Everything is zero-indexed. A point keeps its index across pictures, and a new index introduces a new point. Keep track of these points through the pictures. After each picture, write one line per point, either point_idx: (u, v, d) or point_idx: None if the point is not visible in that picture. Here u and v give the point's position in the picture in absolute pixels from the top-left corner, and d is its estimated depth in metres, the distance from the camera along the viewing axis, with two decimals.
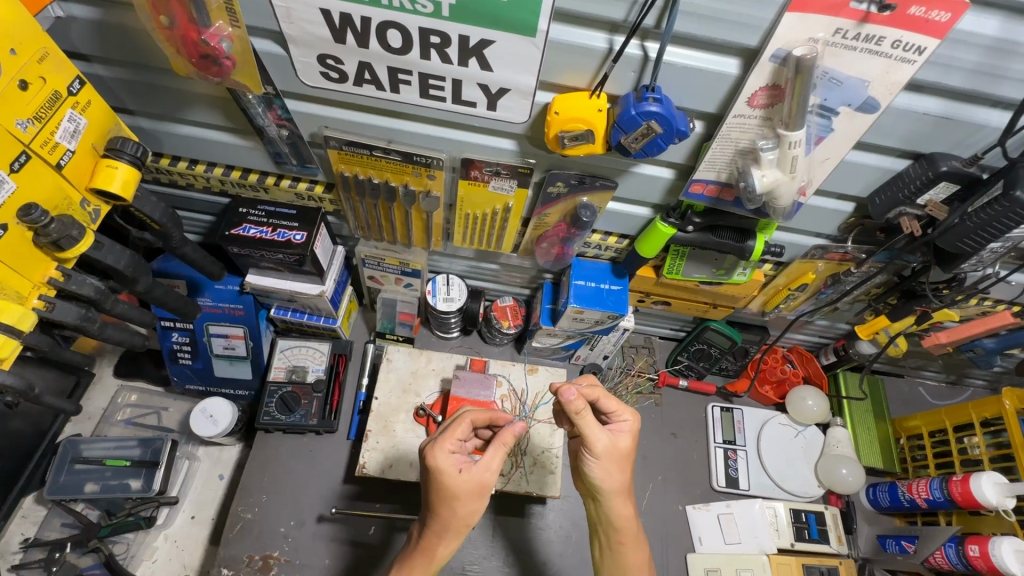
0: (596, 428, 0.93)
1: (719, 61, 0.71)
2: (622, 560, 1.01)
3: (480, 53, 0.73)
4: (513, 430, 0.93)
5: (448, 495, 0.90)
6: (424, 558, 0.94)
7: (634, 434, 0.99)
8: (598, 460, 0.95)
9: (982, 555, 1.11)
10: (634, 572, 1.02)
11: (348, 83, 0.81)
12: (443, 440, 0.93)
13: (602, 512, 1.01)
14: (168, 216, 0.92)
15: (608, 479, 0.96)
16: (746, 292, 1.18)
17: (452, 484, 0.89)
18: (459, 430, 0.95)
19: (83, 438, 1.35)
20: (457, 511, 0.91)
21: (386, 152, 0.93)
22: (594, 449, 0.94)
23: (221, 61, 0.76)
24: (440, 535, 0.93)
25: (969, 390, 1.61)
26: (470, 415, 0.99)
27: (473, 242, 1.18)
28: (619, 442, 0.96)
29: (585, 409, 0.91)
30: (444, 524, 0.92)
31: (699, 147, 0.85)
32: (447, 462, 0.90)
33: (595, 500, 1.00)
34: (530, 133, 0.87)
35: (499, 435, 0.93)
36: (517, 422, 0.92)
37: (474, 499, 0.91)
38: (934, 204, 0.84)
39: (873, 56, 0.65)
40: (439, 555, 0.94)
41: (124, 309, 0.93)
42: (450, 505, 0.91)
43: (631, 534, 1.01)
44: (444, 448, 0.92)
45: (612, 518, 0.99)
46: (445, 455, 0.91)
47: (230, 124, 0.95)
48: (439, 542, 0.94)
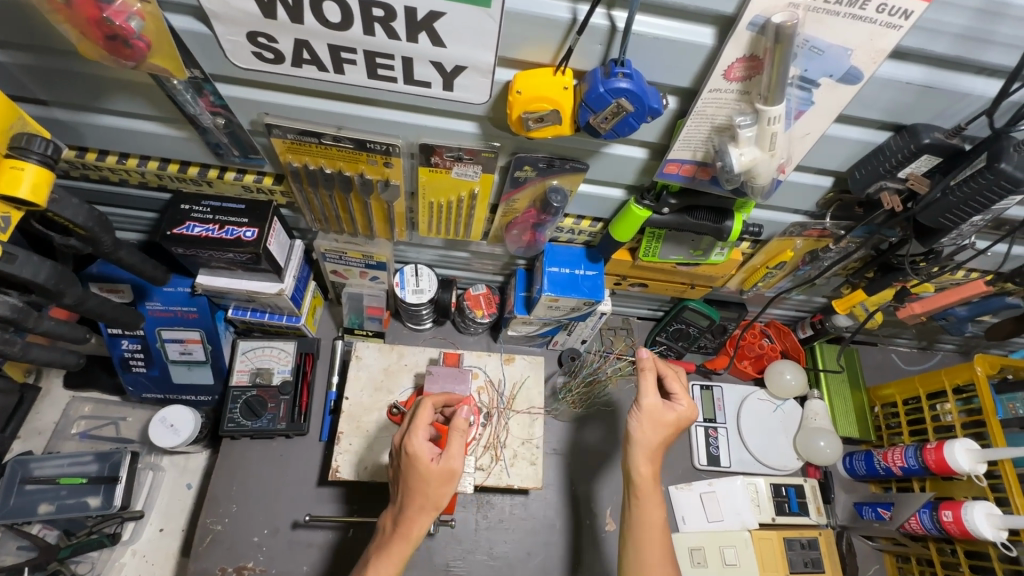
0: (651, 387, 1.00)
1: (693, 31, 0.65)
2: (642, 516, 0.98)
3: (431, 27, 0.66)
4: (465, 416, 0.94)
5: (419, 479, 0.91)
6: (400, 541, 0.93)
7: (684, 414, 1.01)
8: (639, 416, 1.00)
9: (955, 519, 1.14)
10: (645, 534, 0.98)
11: (285, 64, 0.73)
12: (417, 426, 0.94)
13: (628, 464, 1.01)
14: (94, 219, 0.83)
15: (642, 435, 0.99)
16: (724, 272, 1.15)
17: (424, 471, 0.91)
18: (426, 414, 0.96)
19: (33, 457, 1.27)
20: (428, 494, 0.92)
21: (337, 139, 0.85)
22: (640, 404, 0.99)
23: (132, 42, 0.66)
24: (413, 513, 0.93)
25: (940, 355, 1.64)
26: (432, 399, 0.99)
27: (440, 231, 1.11)
28: (666, 412, 1.00)
29: (650, 368, 1.00)
30: (416, 506, 0.92)
31: (673, 124, 0.79)
32: (422, 448, 0.91)
33: (626, 454, 1.02)
34: (492, 114, 0.80)
35: (456, 422, 0.93)
36: (461, 404, 0.93)
37: (443, 485, 0.92)
38: (916, 177, 0.80)
39: (857, 22, 0.60)
40: (415, 535, 0.93)
41: (52, 325, 0.85)
42: (421, 488, 0.91)
43: (649, 483, 0.99)
44: (419, 436, 0.92)
45: (633, 467, 0.99)
46: (419, 442, 0.92)
47: (159, 114, 0.85)
48: (415, 521, 0.93)
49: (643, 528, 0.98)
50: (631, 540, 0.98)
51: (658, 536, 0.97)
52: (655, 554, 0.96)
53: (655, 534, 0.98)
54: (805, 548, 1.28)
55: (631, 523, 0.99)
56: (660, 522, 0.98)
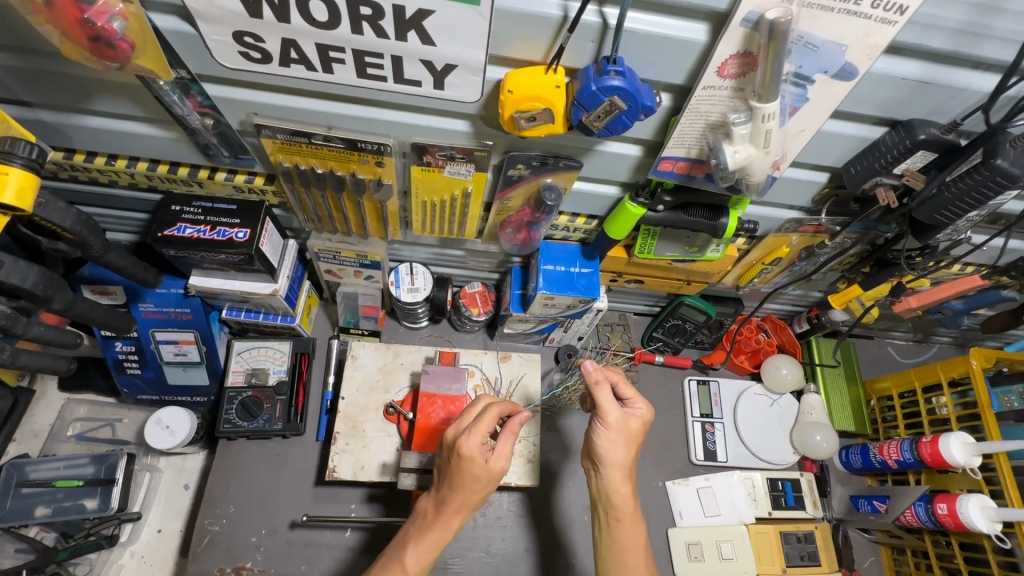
0: (611, 400, 0.96)
1: (687, 27, 0.64)
2: (620, 539, 0.97)
3: (420, 26, 0.65)
4: (521, 420, 0.93)
5: (470, 480, 0.89)
6: (438, 531, 0.92)
7: (645, 419, 0.99)
8: (607, 432, 0.95)
9: (950, 512, 1.15)
10: (631, 556, 0.97)
11: (273, 63, 0.72)
12: (476, 427, 0.90)
13: (602, 485, 0.98)
14: (82, 223, 0.82)
15: (611, 451, 0.96)
16: (720, 268, 1.15)
17: (477, 473, 0.89)
18: (487, 416, 0.93)
19: (29, 460, 1.26)
20: (475, 493, 0.91)
21: (327, 139, 0.84)
22: (605, 420, 0.95)
23: (116, 44, 0.65)
24: (456, 508, 0.92)
25: (935, 347, 1.65)
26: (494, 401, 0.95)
27: (434, 230, 1.10)
28: (630, 421, 0.97)
29: (604, 382, 0.96)
30: (461, 503, 0.91)
31: (667, 121, 0.78)
32: (478, 450, 0.89)
33: (596, 473, 0.99)
34: (484, 113, 0.79)
35: (511, 424, 0.92)
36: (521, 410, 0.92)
37: (488, 486, 0.91)
38: (911, 173, 0.79)
39: (851, 18, 0.59)
40: (452, 528, 0.93)
41: (42, 330, 0.84)
42: (470, 488, 0.90)
43: (627, 508, 0.97)
44: (477, 436, 0.90)
45: (607, 489, 0.97)
46: (477, 442, 0.89)
47: (146, 114, 0.84)
48: (454, 515, 0.92)
49: (622, 550, 0.97)
50: (610, 563, 0.97)
51: (638, 559, 0.97)
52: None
53: (637, 554, 0.97)
54: (801, 542, 1.30)
55: (610, 546, 0.98)
56: (639, 545, 0.97)
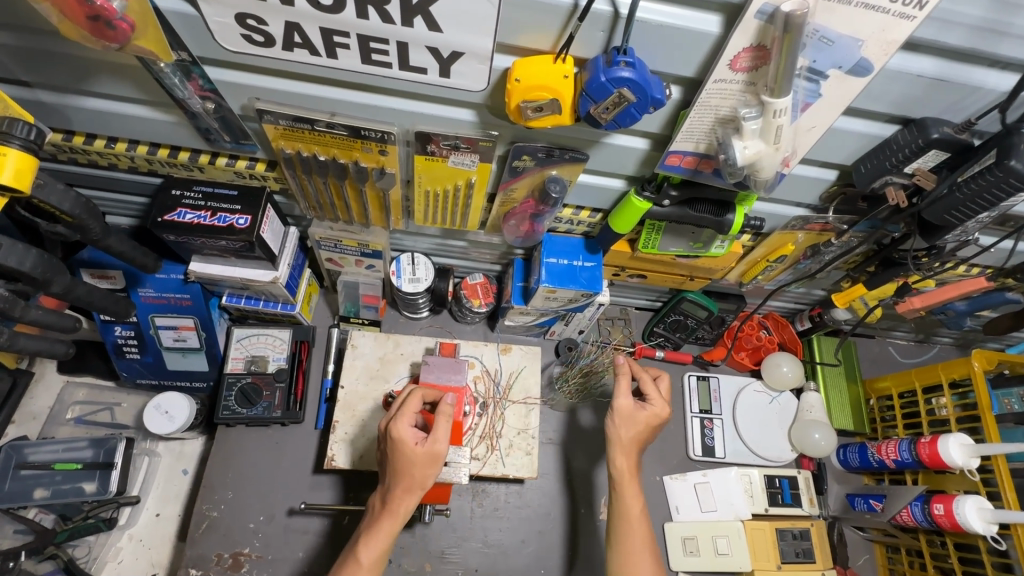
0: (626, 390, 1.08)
1: (700, 18, 0.63)
2: (624, 506, 1.04)
3: (426, 11, 0.63)
4: (452, 402, 0.94)
5: (405, 464, 0.91)
6: (387, 520, 0.93)
7: (660, 416, 1.09)
8: (619, 421, 1.08)
9: (946, 513, 1.15)
10: (633, 523, 1.03)
11: (275, 47, 0.70)
12: (404, 414, 0.94)
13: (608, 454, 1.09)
14: (82, 206, 0.81)
15: (621, 435, 1.08)
16: (723, 265, 1.14)
17: (409, 456, 0.90)
18: (414, 402, 0.96)
19: (28, 442, 1.26)
20: (413, 478, 0.91)
21: (330, 126, 0.83)
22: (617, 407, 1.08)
23: (115, 23, 0.62)
24: (398, 494, 0.92)
25: (936, 347, 1.65)
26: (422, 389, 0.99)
27: (436, 219, 1.09)
28: (637, 412, 1.08)
29: (629, 373, 1.10)
30: (402, 489, 0.92)
31: (676, 115, 0.77)
32: (407, 433, 0.92)
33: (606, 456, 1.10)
34: (490, 102, 0.78)
35: (440, 405, 0.93)
36: (446, 389, 0.93)
37: (428, 467, 0.91)
38: (922, 172, 0.78)
39: (869, 11, 0.58)
40: (403, 514, 0.93)
41: (40, 315, 0.83)
42: (407, 473, 0.91)
43: (627, 475, 1.06)
44: (405, 420, 0.93)
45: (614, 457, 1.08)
46: (406, 425, 0.92)
47: (146, 97, 0.83)
48: (400, 501, 0.93)
49: (628, 519, 1.04)
50: (617, 530, 1.04)
51: (640, 525, 1.03)
52: (640, 540, 1.02)
53: (638, 523, 1.03)
54: (796, 539, 1.29)
55: (617, 514, 1.05)
56: (639, 513, 1.04)
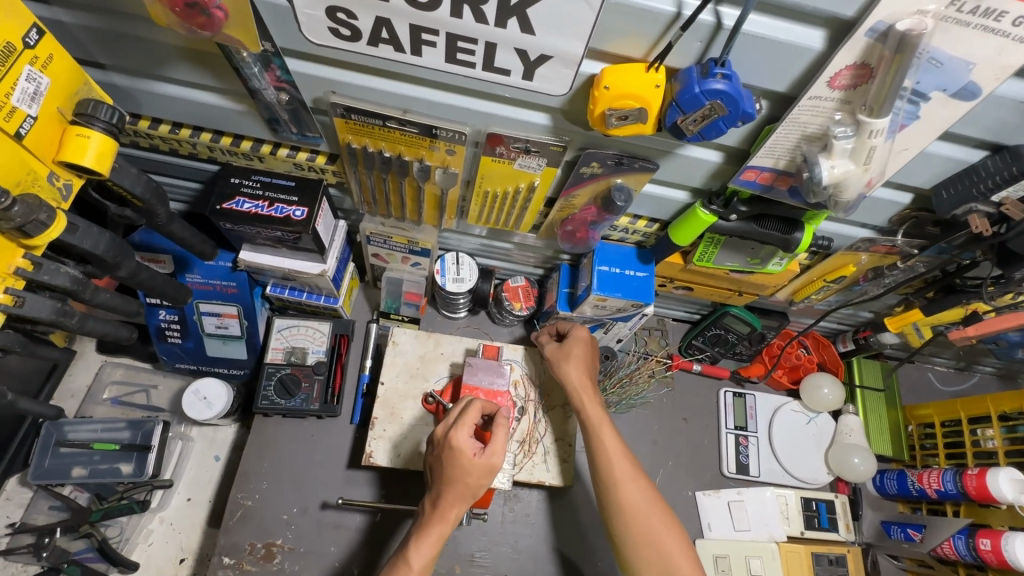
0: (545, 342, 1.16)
1: (804, 33, 0.61)
2: (624, 500, 0.99)
3: (522, 13, 0.62)
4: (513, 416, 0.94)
5: (462, 474, 0.91)
6: (437, 525, 0.93)
7: (586, 337, 1.15)
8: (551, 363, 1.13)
9: (993, 548, 1.12)
10: (638, 511, 0.98)
11: (361, 42, 0.69)
12: (462, 422, 0.93)
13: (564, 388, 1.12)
14: (151, 190, 0.80)
15: (563, 372, 1.12)
16: (776, 282, 1.12)
17: (467, 466, 0.90)
18: (472, 411, 0.96)
19: (67, 420, 1.26)
20: (469, 486, 0.91)
21: (401, 123, 0.82)
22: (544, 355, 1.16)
23: (212, 11, 0.63)
24: (450, 501, 0.92)
25: (977, 376, 1.61)
26: (480, 398, 0.98)
27: (489, 222, 1.08)
28: (570, 347, 1.13)
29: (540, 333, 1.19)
30: (455, 496, 0.92)
31: (758, 130, 0.76)
32: (465, 444, 0.91)
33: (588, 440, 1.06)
34: (568, 107, 0.77)
35: (498, 418, 0.94)
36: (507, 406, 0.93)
37: (483, 477, 0.92)
38: (1011, 201, 0.76)
39: (987, 35, 0.56)
40: (452, 521, 0.93)
41: (105, 297, 0.83)
42: (463, 481, 0.91)
43: (619, 465, 1.02)
44: (464, 430, 0.92)
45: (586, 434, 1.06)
46: (466, 435, 0.92)
47: (221, 86, 0.82)
48: (451, 507, 0.93)
49: (629, 511, 0.98)
50: (621, 527, 0.98)
51: (645, 510, 0.98)
52: (652, 528, 0.97)
53: (643, 512, 0.98)
54: (831, 565, 1.26)
55: (617, 509, 0.99)
56: (640, 497, 0.99)
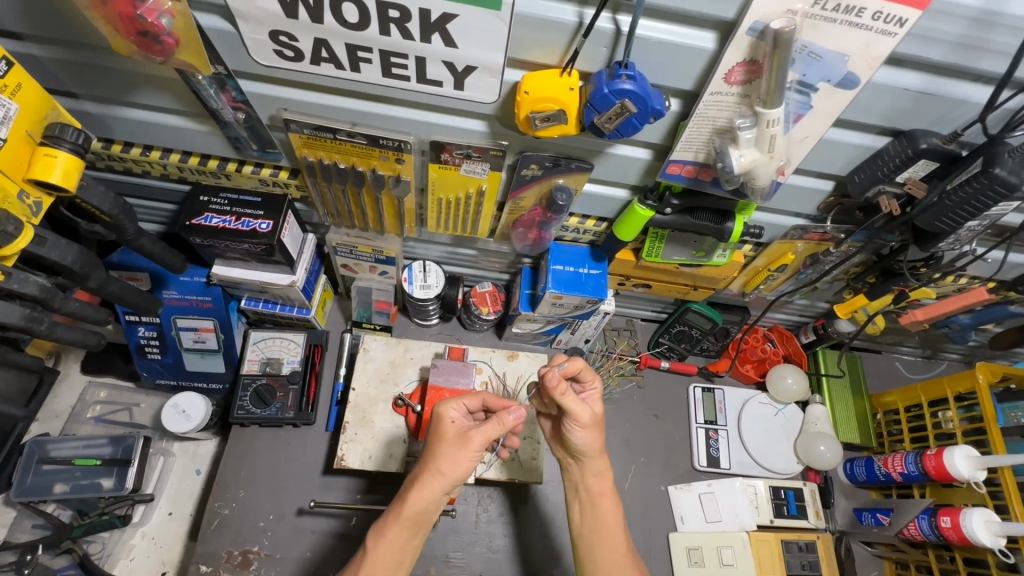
0: (580, 402, 0.92)
1: (696, 35, 0.67)
2: None
3: (443, 28, 0.69)
4: (512, 415, 0.90)
5: (436, 440, 0.90)
6: (398, 505, 0.90)
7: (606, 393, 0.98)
8: (583, 430, 0.94)
9: (953, 526, 1.14)
10: None
11: (304, 62, 0.76)
12: (455, 398, 0.95)
13: (583, 470, 1.00)
14: (119, 206, 0.86)
15: (590, 445, 0.96)
16: (726, 274, 1.17)
17: (443, 430, 0.90)
18: (472, 398, 0.97)
19: (50, 438, 1.30)
20: (437, 456, 0.89)
21: (351, 136, 0.89)
22: (580, 421, 0.92)
23: (162, 38, 0.70)
24: (416, 480, 0.89)
25: (944, 363, 1.65)
26: (487, 393, 1.00)
27: (448, 228, 1.13)
28: (598, 408, 0.96)
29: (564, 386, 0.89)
30: (423, 468, 0.89)
31: (676, 126, 0.82)
32: (446, 412, 0.92)
33: (584, 505, 1.01)
34: (500, 113, 0.83)
35: (499, 413, 0.91)
36: (515, 406, 0.90)
37: (456, 451, 0.89)
38: (914, 182, 0.83)
39: (853, 29, 0.63)
40: (410, 505, 0.88)
41: (76, 307, 0.89)
42: (434, 449, 0.90)
43: (620, 553, 0.98)
44: (453, 403, 0.94)
45: (591, 528, 0.99)
46: (453, 407, 0.93)
47: (184, 108, 0.89)
48: (415, 487, 0.88)
49: None
50: None
51: None
52: None
53: None
54: (802, 551, 1.28)
55: None
56: None
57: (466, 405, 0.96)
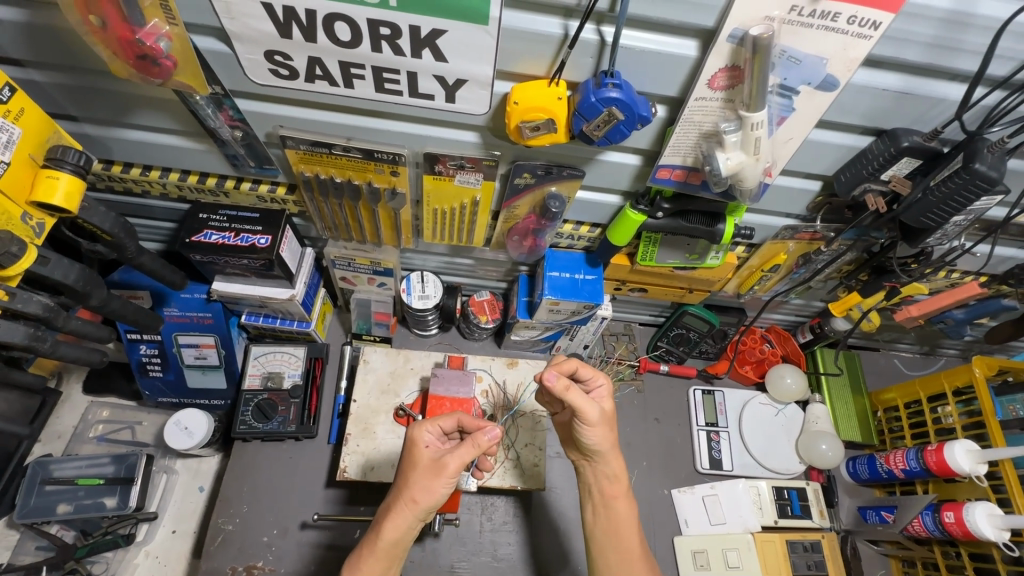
0: (586, 399, 0.91)
1: (678, 43, 0.70)
2: None
3: (433, 44, 0.71)
4: (486, 435, 0.88)
5: (410, 466, 0.89)
6: (373, 534, 0.89)
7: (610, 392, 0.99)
8: (595, 428, 0.93)
9: (957, 521, 1.14)
10: None
11: (299, 79, 0.78)
12: (429, 419, 0.94)
13: (596, 472, 1.01)
14: (120, 225, 0.88)
15: (602, 443, 0.95)
16: (721, 276, 1.18)
17: (416, 456, 0.89)
18: (448, 417, 0.95)
19: (53, 459, 1.31)
20: (411, 485, 0.87)
21: (346, 150, 0.91)
22: (587, 419, 0.92)
23: (161, 61, 0.72)
24: (390, 508, 0.88)
25: (942, 360, 1.66)
26: (463, 412, 0.97)
27: (444, 238, 1.15)
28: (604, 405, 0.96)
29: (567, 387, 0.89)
30: (396, 498, 0.88)
31: (663, 131, 0.84)
32: (421, 436, 0.91)
33: (596, 507, 1.01)
34: (491, 124, 0.85)
35: (475, 434, 0.89)
36: (493, 425, 0.88)
37: (430, 479, 0.87)
38: (898, 179, 0.84)
39: (830, 33, 0.65)
40: (386, 537, 0.87)
41: (79, 325, 0.90)
42: (408, 477, 0.88)
43: (635, 554, 0.97)
44: (426, 425, 0.92)
45: (605, 529, 0.99)
46: (426, 430, 0.91)
47: (183, 128, 0.91)
48: (389, 517, 0.87)
49: None
50: None
51: None
52: None
53: None
54: (807, 551, 1.28)
55: None
56: None
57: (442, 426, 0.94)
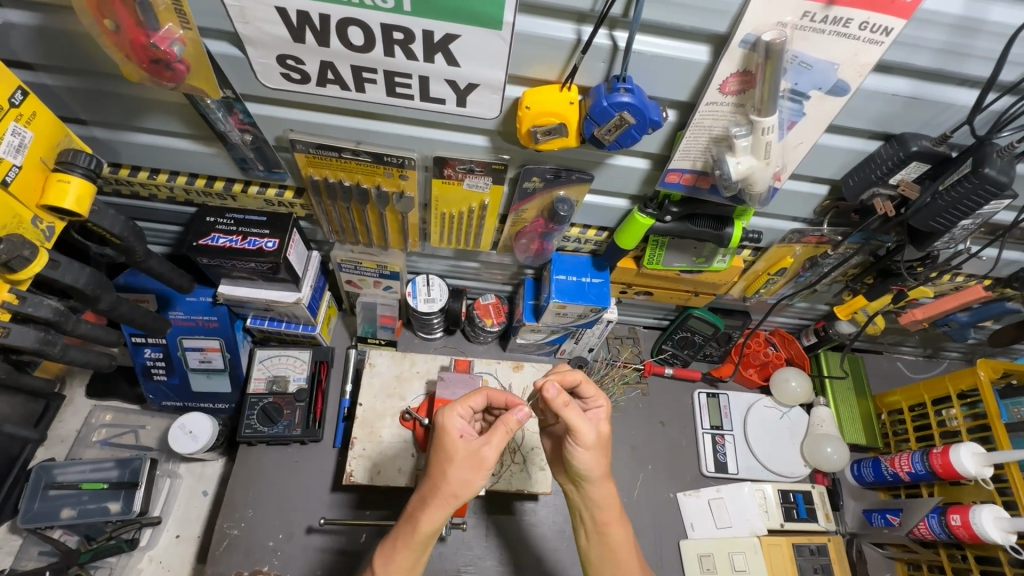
0: (583, 418, 0.88)
1: (690, 48, 0.70)
2: None
3: (446, 48, 0.71)
4: (516, 415, 0.86)
5: (444, 457, 0.84)
6: (408, 527, 0.85)
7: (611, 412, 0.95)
8: (587, 451, 0.89)
9: (963, 524, 1.14)
10: None
11: (310, 83, 0.78)
12: (456, 404, 0.88)
13: (585, 496, 0.95)
14: (129, 229, 0.88)
15: (595, 469, 0.91)
16: (727, 280, 1.19)
17: (450, 448, 0.83)
18: (474, 399, 0.91)
19: (57, 463, 1.30)
20: (449, 479, 0.83)
21: (356, 153, 0.91)
22: (581, 441, 0.88)
23: (173, 65, 0.73)
24: (426, 503, 0.84)
25: (945, 362, 1.66)
26: (490, 389, 0.94)
27: (451, 241, 1.15)
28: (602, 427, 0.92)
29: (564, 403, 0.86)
30: (434, 492, 0.84)
31: (673, 135, 0.84)
32: (453, 424, 0.85)
33: (590, 527, 0.97)
34: (502, 128, 0.85)
35: (506, 415, 0.86)
36: (522, 406, 0.87)
37: (469, 471, 0.83)
38: (907, 183, 0.84)
39: (841, 39, 0.65)
40: (423, 530, 0.84)
41: (88, 329, 0.90)
42: (443, 469, 0.83)
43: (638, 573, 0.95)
44: (455, 411, 0.87)
45: (601, 551, 0.95)
46: (457, 417, 0.86)
47: (192, 131, 0.91)
48: (426, 512, 0.84)
49: None
50: None
51: None
52: None
53: None
54: (814, 555, 1.28)
55: None
56: None
57: (469, 407, 0.90)
